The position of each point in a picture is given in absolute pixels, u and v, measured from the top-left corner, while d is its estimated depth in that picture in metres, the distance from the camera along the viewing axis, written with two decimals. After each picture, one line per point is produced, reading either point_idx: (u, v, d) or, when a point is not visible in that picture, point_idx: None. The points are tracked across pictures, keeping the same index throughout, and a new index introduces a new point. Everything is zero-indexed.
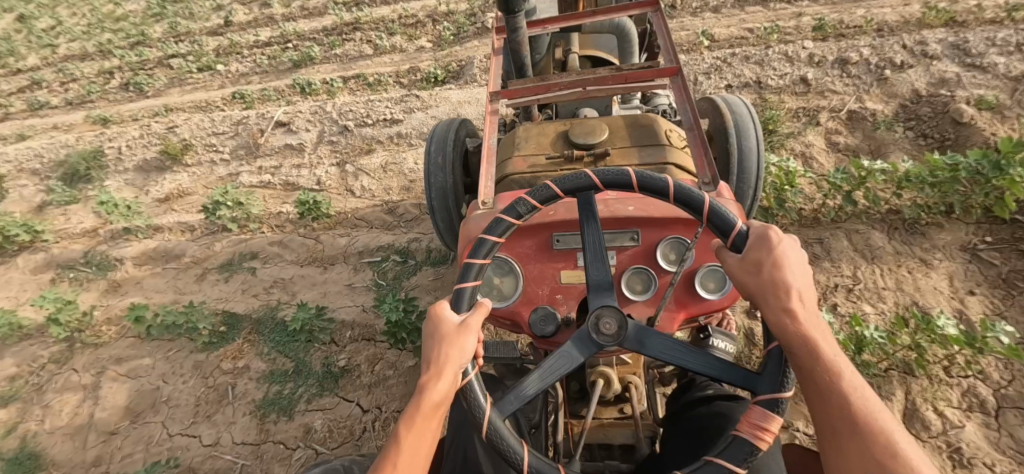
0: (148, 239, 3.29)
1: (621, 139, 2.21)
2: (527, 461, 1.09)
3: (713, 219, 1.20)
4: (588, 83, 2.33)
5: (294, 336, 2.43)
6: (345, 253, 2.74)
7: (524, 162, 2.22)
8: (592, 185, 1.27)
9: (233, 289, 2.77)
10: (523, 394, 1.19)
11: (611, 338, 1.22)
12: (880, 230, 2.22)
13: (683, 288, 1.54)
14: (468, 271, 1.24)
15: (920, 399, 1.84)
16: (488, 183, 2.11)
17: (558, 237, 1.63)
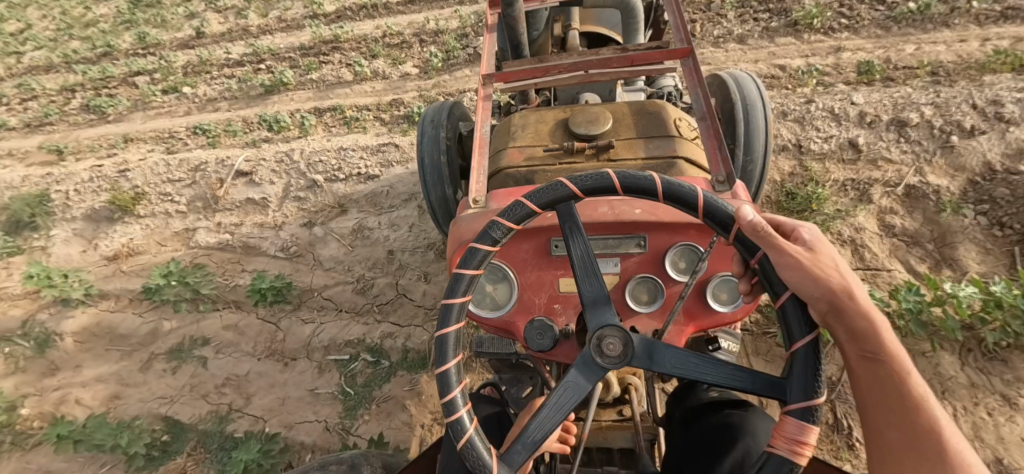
0: (92, 308, 2.91)
1: (626, 128, 1.75)
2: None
3: (715, 220, 0.96)
4: (590, 66, 1.96)
5: (239, 465, 2.01)
6: (308, 346, 2.34)
7: (519, 152, 1.77)
8: (574, 195, 1.01)
9: (180, 386, 2.38)
10: (531, 443, 0.96)
11: (618, 360, 0.99)
12: (950, 353, 1.79)
13: (695, 297, 1.27)
14: (448, 314, 1.02)
15: None
16: (482, 178, 1.67)
17: (557, 243, 1.29)
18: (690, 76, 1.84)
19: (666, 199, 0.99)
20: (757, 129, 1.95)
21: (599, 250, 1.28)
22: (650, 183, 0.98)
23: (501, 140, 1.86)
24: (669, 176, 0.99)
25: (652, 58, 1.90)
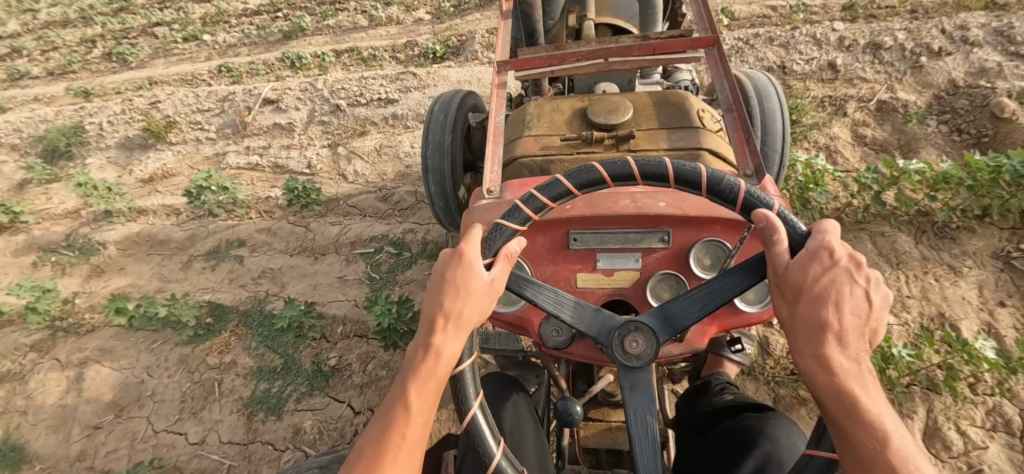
0: (131, 223, 3.17)
1: (648, 119, 1.81)
2: (473, 409, 0.89)
3: None
4: (610, 54, 2.02)
5: (282, 330, 2.29)
6: (337, 243, 2.61)
7: (535, 142, 1.83)
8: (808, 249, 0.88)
9: (220, 279, 2.64)
10: (521, 288, 1.00)
11: (632, 360, 0.95)
12: (906, 234, 2.05)
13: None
14: (586, 171, 0.95)
15: (942, 417, 1.67)
16: (495, 166, 1.73)
17: (575, 235, 1.24)
18: (716, 67, 1.92)
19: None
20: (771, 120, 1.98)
21: (620, 245, 1.23)
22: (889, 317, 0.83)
23: (516, 129, 1.93)
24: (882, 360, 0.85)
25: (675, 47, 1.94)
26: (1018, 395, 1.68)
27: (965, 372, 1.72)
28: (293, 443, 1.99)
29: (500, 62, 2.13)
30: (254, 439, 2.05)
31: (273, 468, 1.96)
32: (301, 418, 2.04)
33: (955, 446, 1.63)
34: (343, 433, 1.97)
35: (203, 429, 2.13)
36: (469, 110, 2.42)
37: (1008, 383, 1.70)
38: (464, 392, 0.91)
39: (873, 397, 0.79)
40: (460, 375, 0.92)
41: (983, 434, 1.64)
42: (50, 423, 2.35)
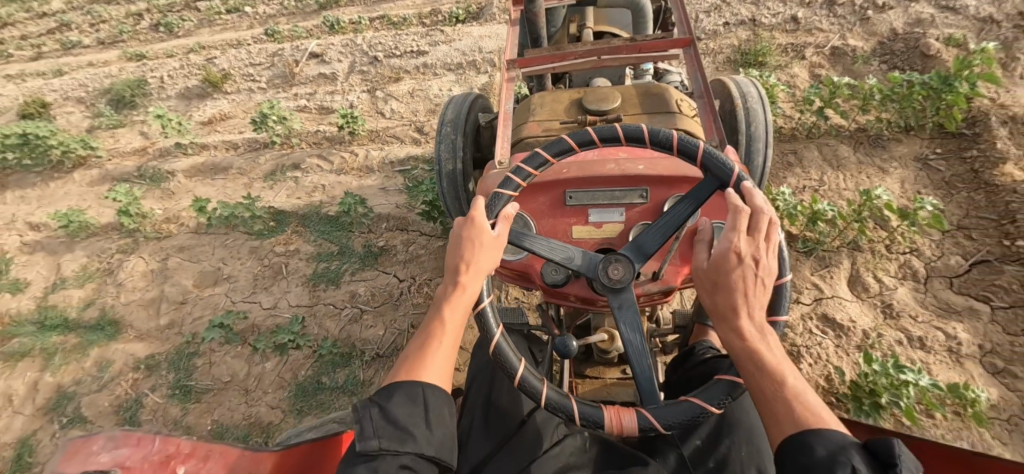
0: (195, 155, 3.66)
1: (633, 106, 2.15)
2: (496, 338, 1.18)
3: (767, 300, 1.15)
4: (603, 53, 2.35)
5: (339, 224, 2.80)
6: (379, 163, 3.11)
7: (538, 125, 2.15)
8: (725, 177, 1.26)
9: (279, 193, 3.13)
10: (520, 240, 1.33)
11: (613, 282, 1.24)
12: (847, 145, 2.55)
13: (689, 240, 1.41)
14: (559, 143, 1.36)
15: (863, 268, 2.16)
16: (505, 144, 2.07)
17: (571, 194, 1.50)
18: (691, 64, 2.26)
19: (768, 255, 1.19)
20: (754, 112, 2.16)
21: (608, 202, 1.48)
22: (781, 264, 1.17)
23: (523, 115, 2.26)
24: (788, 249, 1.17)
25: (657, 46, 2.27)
26: (924, 253, 2.15)
27: (883, 236, 2.22)
28: (350, 303, 2.48)
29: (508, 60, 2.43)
30: (317, 302, 2.53)
31: (334, 320, 2.44)
32: (356, 286, 2.54)
33: (872, 289, 2.10)
34: (391, 294, 2.46)
35: (274, 297, 2.60)
36: (479, 110, 2.57)
37: (916, 245, 2.18)
38: (488, 322, 1.20)
39: (775, 354, 1.05)
40: (481, 309, 1.21)
41: (895, 280, 2.12)
42: (144, 300, 2.85)
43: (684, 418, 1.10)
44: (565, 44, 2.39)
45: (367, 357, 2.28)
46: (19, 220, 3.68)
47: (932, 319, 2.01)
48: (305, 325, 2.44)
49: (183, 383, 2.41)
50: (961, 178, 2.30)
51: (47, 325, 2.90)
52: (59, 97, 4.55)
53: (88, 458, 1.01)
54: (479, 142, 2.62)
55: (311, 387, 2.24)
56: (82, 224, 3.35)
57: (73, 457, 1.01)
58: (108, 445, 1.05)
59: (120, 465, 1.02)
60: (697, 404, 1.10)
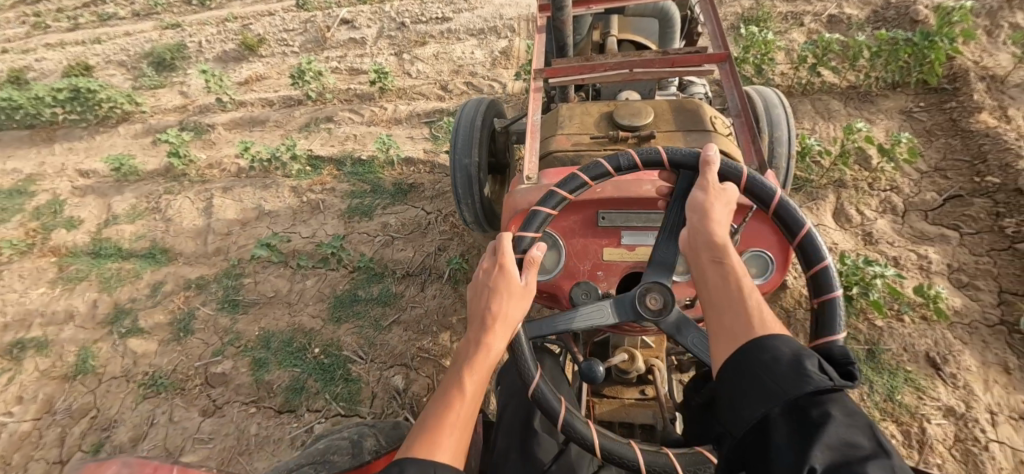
0: (233, 111, 3.90)
1: (667, 122, 2.03)
2: (536, 379, 1.17)
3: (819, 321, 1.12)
4: (635, 65, 2.24)
5: (371, 168, 3.09)
6: (407, 116, 3.37)
7: (567, 139, 2.02)
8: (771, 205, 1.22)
9: (313, 141, 3.40)
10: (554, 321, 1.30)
11: (652, 313, 1.25)
12: (838, 100, 2.79)
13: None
14: (594, 168, 1.31)
15: (846, 201, 2.40)
16: (533, 158, 1.94)
17: (604, 214, 1.50)
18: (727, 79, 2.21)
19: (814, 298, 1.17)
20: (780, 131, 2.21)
21: (641, 224, 1.50)
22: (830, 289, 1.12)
23: (550, 129, 2.12)
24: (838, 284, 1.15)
25: (692, 61, 2.18)
26: (903, 190, 2.38)
27: (866, 176, 2.46)
28: (382, 232, 2.74)
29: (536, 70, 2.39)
30: (352, 232, 2.79)
31: (367, 246, 2.70)
32: (387, 218, 2.81)
33: (854, 220, 2.34)
34: (420, 223, 2.74)
35: (313, 228, 2.87)
36: (495, 117, 2.56)
37: (897, 183, 2.41)
38: (527, 366, 1.19)
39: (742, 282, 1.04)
40: (520, 353, 1.20)
41: (875, 213, 2.34)
42: (192, 233, 3.12)
43: None
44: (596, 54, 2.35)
45: (399, 274, 2.55)
46: (70, 168, 3.97)
47: (908, 246, 2.22)
48: (343, 244, 2.70)
49: (232, 297, 2.68)
50: (941, 127, 2.54)
51: (102, 255, 3.19)
52: (100, 60, 4.83)
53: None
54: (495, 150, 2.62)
55: (348, 299, 2.50)
56: (131, 169, 3.64)
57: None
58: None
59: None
60: None
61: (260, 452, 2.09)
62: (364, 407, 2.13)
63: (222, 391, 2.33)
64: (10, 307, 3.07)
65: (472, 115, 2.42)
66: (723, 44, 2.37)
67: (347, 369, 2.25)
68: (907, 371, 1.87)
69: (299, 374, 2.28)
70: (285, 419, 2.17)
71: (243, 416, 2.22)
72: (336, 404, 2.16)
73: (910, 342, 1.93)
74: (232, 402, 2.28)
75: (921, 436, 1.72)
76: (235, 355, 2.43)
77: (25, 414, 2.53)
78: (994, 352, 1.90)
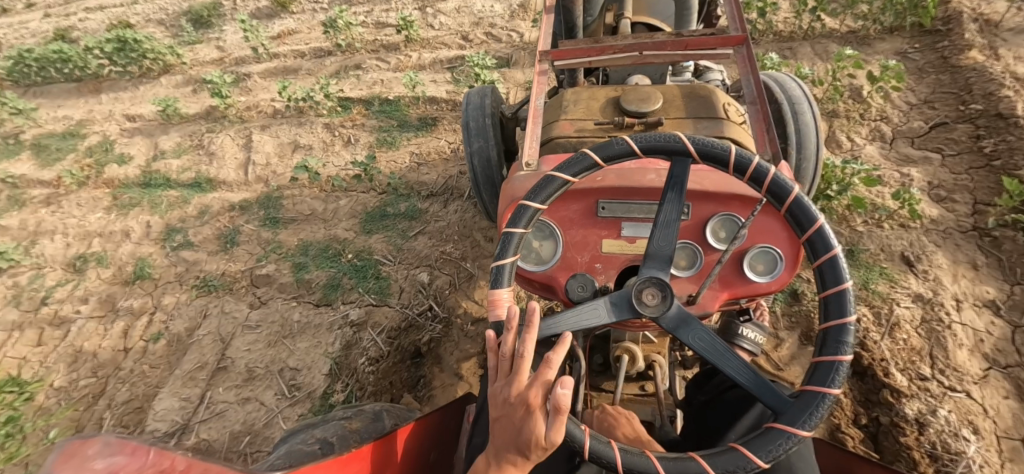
0: (268, 61, 4.09)
1: (675, 109, 2.13)
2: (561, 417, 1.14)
3: (831, 304, 1.14)
4: (645, 48, 2.29)
5: (398, 108, 3.34)
6: (430, 63, 3.59)
7: (571, 125, 2.15)
8: (784, 199, 1.19)
9: (343, 86, 3.62)
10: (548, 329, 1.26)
11: (652, 309, 1.24)
12: (836, 43, 2.94)
13: (732, 267, 1.43)
14: (570, 166, 1.29)
15: (838, 130, 2.57)
16: (534, 144, 2.05)
17: (604, 204, 1.47)
18: (745, 63, 2.23)
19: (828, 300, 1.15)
20: (805, 121, 2.13)
21: (644, 215, 1.46)
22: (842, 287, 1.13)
23: (555, 113, 2.25)
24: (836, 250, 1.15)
25: (708, 43, 2.24)
26: (892, 120, 2.55)
27: (860, 108, 2.63)
28: (408, 162, 3.01)
29: (542, 51, 2.43)
30: (381, 160, 3.06)
31: (395, 171, 2.99)
32: (412, 148, 3.07)
33: (845, 145, 2.51)
34: (443, 153, 3.02)
35: (345, 158, 3.16)
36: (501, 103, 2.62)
37: (887, 114, 2.58)
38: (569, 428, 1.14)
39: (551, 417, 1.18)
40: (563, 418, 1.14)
41: (865, 141, 2.51)
42: (234, 165, 3.43)
43: (779, 449, 1.08)
44: (606, 36, 2.36)
45: (423, 193, 2.85)
46: (118, 114, 4.24)
47: (892, 167, 2.39)
48: (375, 166, 3.00)
49: (272, 215, 3.02)
50: (931, 65, 2.70)
51: (153, 184, 3.56)
52: (140, 19, 5.11)
53: (82, 464, 0.76)
54: (506, 134, 2.66)
55: (378, 215, 2.83)
56: (175, 111, 3.91)
57: (68, 460, 0.76)
58: (104, 451, 0.79)
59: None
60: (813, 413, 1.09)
61: (302, 335, 2.48)
62: (393, 299, 2.47)
63: (266, 289, 2.72)
64: (71, 228, 3.51)
65: (479, 103, 2.47)
66: (742, 27, 2.37)
67: (378, 269, 2.60)
68: (882, 267, 2.08)
69: (335, 273, 2.64)
70: (323, 309, 2.54)
71: (287, 308, 2.61)
72: (368, 295, 2.51)
73: (886, 243, 2.13)
74: (275, 297, 2.67)
75: (890, 315, 1.94)
76: (278, 260, 2.80)
77: (91, 315, 2.97)
78: (965, 252, 2.09)
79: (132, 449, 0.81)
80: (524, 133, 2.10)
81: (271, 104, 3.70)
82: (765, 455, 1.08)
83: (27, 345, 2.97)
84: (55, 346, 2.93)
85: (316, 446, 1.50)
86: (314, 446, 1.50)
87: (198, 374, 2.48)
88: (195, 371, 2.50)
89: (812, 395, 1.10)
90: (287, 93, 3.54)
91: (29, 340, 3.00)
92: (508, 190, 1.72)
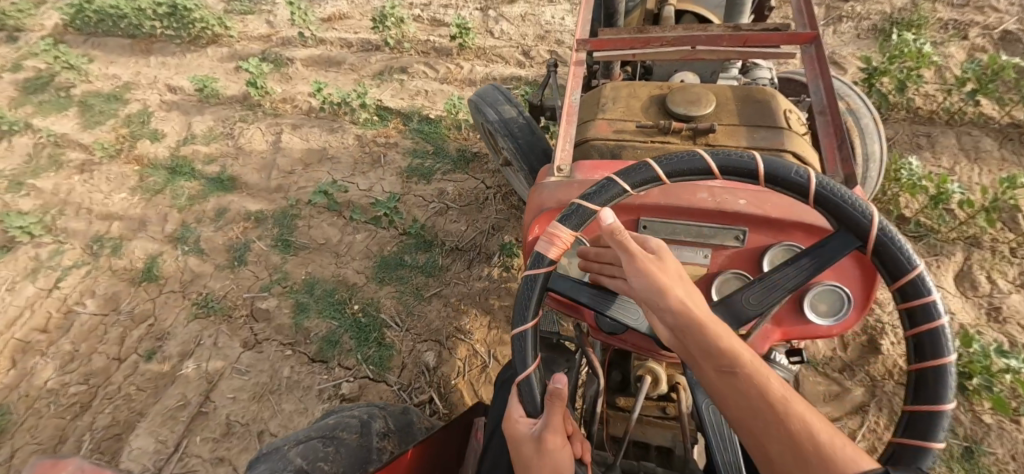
0: (313, 48, 3.78)
1: (728, 113, 1.86)
2: None
3: (923, 347, 0.99)
4: (698, 42, 2.02)
5: (437, 130, 2.98)
6: (483, 79, 3.17)
7: (609, 124, 1.90)
8: (865, 236, 1.01)
9: (384, 91, 3.27)
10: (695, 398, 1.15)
11: None
12: (992, 138, 2.51)
13: (790, 305, 1.31)
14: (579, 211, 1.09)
15: (978, 265, 2.26)
16: (568, 145, 1.74)
17: (645, 223, 1.35)
18: (811, 67, 1.94)
19: (922, 375, 1.00)
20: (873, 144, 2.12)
21: (693, 239, 1.35)
22: (940, 356, 0.97)
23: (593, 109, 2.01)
24: (931, 284, 0.99)
25: (772, 40, 1.95)
26: None
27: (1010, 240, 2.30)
28: (437, 199, 2.67)
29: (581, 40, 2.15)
30: (408, 192, 2.73)
31: (421, 210, 2.65)
32: (444, 185, 2.72)
33: (982, 288, 2.20)
34: (478, 197, 2.66)
35: (370, 181, 2.83)
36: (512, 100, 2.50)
37: None
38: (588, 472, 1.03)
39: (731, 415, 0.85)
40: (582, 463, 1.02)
41: (1011, 286, 2.19)
42: (259, 170, 3.19)
43: None
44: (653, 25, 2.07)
45: (447, 247, 2.50)
46: (160, 82, 4.11)
47: None
48: (398, 205, 2.65)
49: (285, 237, 2.77)
50: None
51: (177, 172, 3.38)
52: None
53: None
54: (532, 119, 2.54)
55: (393, 262, 2.50)
56: (213, 93, 3.72)
57: None
58: None
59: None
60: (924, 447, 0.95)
61: (289, 395, 2.25)
62: (392, 375, 2.17)
63: (264, 327, 2.50)
64: (96, 205, 3.45)
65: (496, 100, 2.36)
66: (811, 24, 2.11)
67: (382, 333, 2.29)
68: None
69: (335, 327, 2.36)
70: (316, 367, 2.29)
71: (279, 357, 2.37)
72: (365, 365, 2.22)
73: (1020, 450, 1.88)
74: (271, 340, 2.44)
75: None
76: (281, 295, 2.57)
77: (95, 308, 2.94)
78: None
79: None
80: (557, 133, 1.80)
81: (307, 101, 3.42)
82: None
83: (33, 329, 2.94)
84: (59, 336, 2.91)
85: (331, 448, 1.48)
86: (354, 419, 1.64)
87: (179, 414, 2.28)
88: (176, 409, 2.29)
89: (911, 452, 0.97)
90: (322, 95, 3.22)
91: (35, 324, 2.97)
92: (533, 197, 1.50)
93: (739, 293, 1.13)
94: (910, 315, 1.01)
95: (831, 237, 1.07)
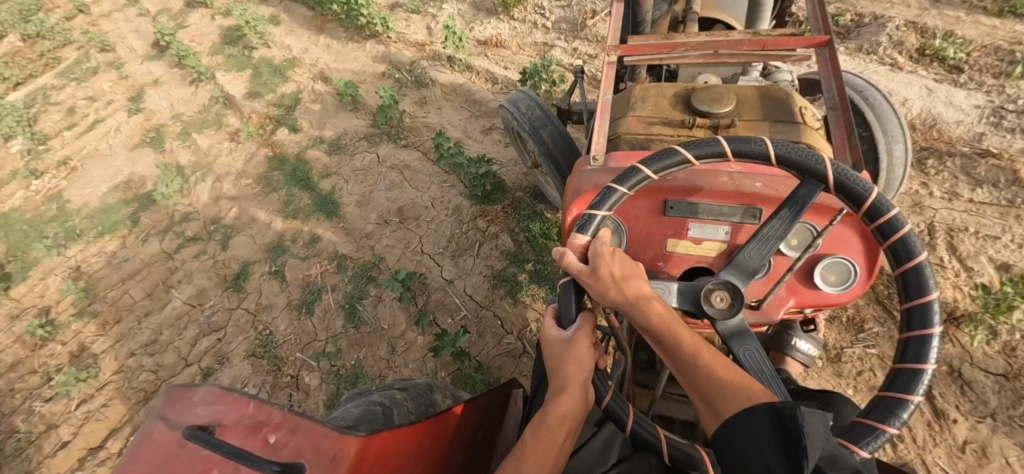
0: (458, 73, 3.54)
1: (751, 111, 2.19)
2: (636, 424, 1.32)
3: (899, 253, 1.29)
4: (720, 47, 2.28)
5: (546, 235, 2.60)
6: None
7: (639, 122, 2.24)
8: (822, 177, 1.32)
9: (510, 158, 2.99)
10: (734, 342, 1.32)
11: (723, 310, 1.34)
12: None
13: (801, 275, 1.60)
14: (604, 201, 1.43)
15: None
16: (602, 140, 2.04)
17: (671, 204, 1.62)
18: (826, 67, 2.21)
19: (910, 305, 1.29)
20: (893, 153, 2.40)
21: (713, 219, 1.60)
22: (916, 258, 1.27)
23: (624, 109, 2.34)
24: (902, 219, 1.29)
25: (787, 42, 2.20)
26: None
27: None
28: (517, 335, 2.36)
29: (611, 46, 2.38)
30: (489, 306, 2.45)
31: (495, 339, 2.36)
32: (529, 313, 2.41)
33: None
34: None
35: (457, 273, 2.55)
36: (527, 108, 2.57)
37: None
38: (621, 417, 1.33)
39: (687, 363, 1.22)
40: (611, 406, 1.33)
41: None
42: (361, 211, 2.92)
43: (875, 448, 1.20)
44: (678, 33, 2.34)
45: None
46: (318, 67, 4.14)
47: None
48: (466, 343, 2.26)
49: (352, 303, 2.55)
50: None
51: (295, 175, 3.34)
52: None
53: (189, 407, 1.12)
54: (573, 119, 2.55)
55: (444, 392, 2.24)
56: (354, 100, 3.57)
57: (177, 403, 1.11)
58: (206, 398, 1.14)
59: (218, 420, 1.12)
60: (912, 376, 1.24)
61: None
62: None
63: (300, 400, 2.37)
64: (226, 182, 3.61)
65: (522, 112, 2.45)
66: (823, 29, 2.34)
67: None
68: None
69: None
70: None
71: None
72: None
73: None
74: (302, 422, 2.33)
75: None
76: (325, 375, 2.40)
77: (189, 295, 3.07)
78: None
79: (228, 404, 1.15)
80: (594, 128, 2.09)
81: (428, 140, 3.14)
82: (866, 447, 1.19)
83: (141, 291, 3.27)
84: (161, 306, 3.17)
85: (375, 415, 1.73)
86: (375, 407, 1.79)
87: None
88: None
89: (868, 428, 1.22)
90: (442, 151, 2.85)
91: (145, 285, 3.29)
92: (574, 183, 1.79)
93: (742, 250, 1.39)
94: (909, 318, 1.30)
95: (800, 188, 1.37)
